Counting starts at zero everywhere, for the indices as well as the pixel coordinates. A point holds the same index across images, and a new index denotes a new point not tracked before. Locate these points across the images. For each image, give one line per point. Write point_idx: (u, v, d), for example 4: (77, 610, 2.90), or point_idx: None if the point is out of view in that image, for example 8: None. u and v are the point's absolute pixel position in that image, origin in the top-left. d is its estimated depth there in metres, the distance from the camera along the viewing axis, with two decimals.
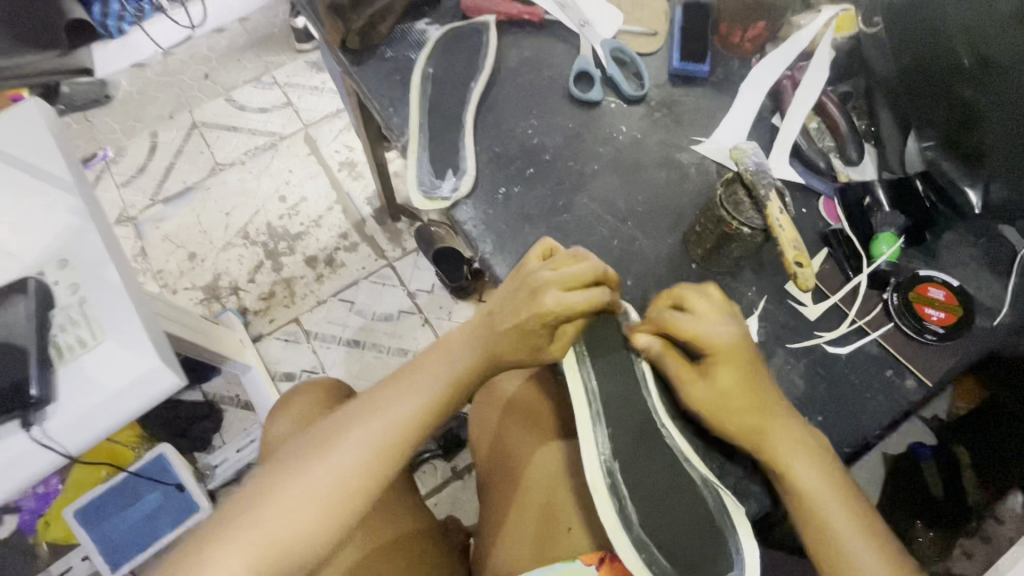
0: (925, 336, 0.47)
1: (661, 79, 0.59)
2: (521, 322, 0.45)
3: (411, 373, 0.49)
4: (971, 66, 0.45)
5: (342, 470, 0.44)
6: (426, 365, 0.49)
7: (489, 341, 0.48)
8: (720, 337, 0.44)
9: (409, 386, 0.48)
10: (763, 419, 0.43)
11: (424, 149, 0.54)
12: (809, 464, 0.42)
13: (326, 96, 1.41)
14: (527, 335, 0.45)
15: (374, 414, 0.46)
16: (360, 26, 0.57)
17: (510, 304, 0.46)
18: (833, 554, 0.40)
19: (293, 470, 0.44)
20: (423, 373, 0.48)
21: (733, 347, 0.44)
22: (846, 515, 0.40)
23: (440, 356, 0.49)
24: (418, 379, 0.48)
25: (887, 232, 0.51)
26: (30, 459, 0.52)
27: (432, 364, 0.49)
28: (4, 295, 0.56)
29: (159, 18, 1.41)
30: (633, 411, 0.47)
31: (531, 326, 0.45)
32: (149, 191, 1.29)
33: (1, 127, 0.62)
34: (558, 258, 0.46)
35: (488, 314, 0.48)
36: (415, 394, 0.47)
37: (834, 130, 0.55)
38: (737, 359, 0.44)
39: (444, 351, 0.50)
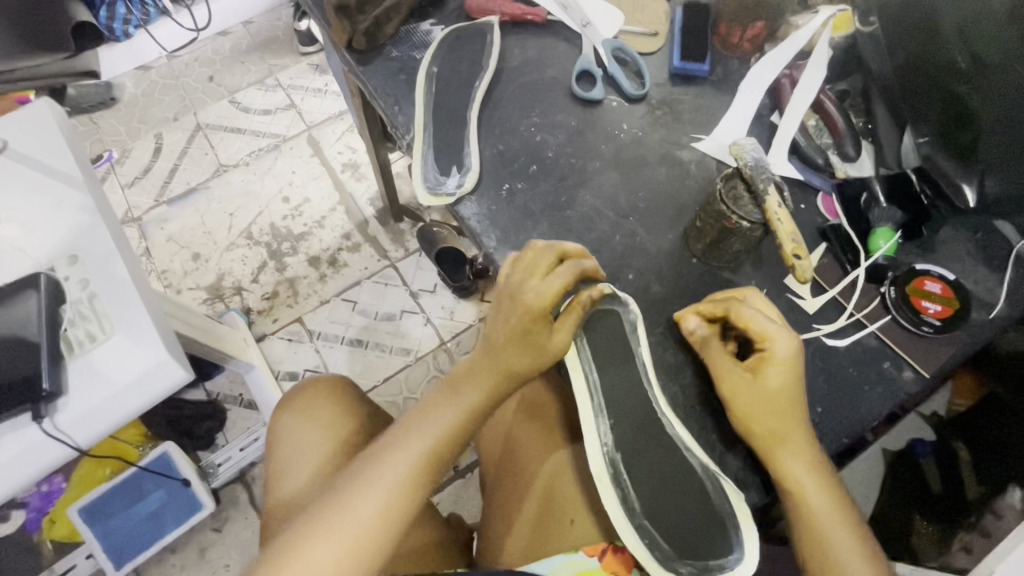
0: (922, 328, 0.48)
1: (662, 78, 0.60)
2: (514, 327, 0.47)
3: (417, 415, 0.50)
4: (966, 67, 0.47)
5: (363, 520, 0.45)
6: (433, 405, 0.50)
7: (495, 360, 0.49)
8: (777, 341, 0.44)
9: (416, 431, 0.48)
10: (789, 420, 0.43)
11: (429, 147, 0.55)
12: (807, 462, 0.43)
13: (329, 99, 1.42)
14: (521, 336, 0.47)
15: (387, 461, 0.47)
16: (367, 27, 0.58)
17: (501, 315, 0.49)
18: (824, 553, 0.42)
19: (315, 525, 0.45)
20: (431, 414, 0.49)
21: (789, 352, 0.44)
22: (830, 508, 0.43)
23: (444, 395, 0.50)
24: (426, 419, 0.49)
25: (885, 227, 0.52)
26: (41, 451, 0.53)
27: (438, 404, 0.50)
28: (13, 291, 0.56)
29: (164, 22, 1.44)
30: (635, 401, 0.47)
31: (521, 326, 0.47)
32: (154, 192, 1.30)
33: (12, 126, 0.63)
34: (530, 256, 0.48)
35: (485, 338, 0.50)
36: (425, 434, 0.48)
37: (831, 127, 0.56)
38: (791, 363, 0.44)
39: (447, 386, 0.51)
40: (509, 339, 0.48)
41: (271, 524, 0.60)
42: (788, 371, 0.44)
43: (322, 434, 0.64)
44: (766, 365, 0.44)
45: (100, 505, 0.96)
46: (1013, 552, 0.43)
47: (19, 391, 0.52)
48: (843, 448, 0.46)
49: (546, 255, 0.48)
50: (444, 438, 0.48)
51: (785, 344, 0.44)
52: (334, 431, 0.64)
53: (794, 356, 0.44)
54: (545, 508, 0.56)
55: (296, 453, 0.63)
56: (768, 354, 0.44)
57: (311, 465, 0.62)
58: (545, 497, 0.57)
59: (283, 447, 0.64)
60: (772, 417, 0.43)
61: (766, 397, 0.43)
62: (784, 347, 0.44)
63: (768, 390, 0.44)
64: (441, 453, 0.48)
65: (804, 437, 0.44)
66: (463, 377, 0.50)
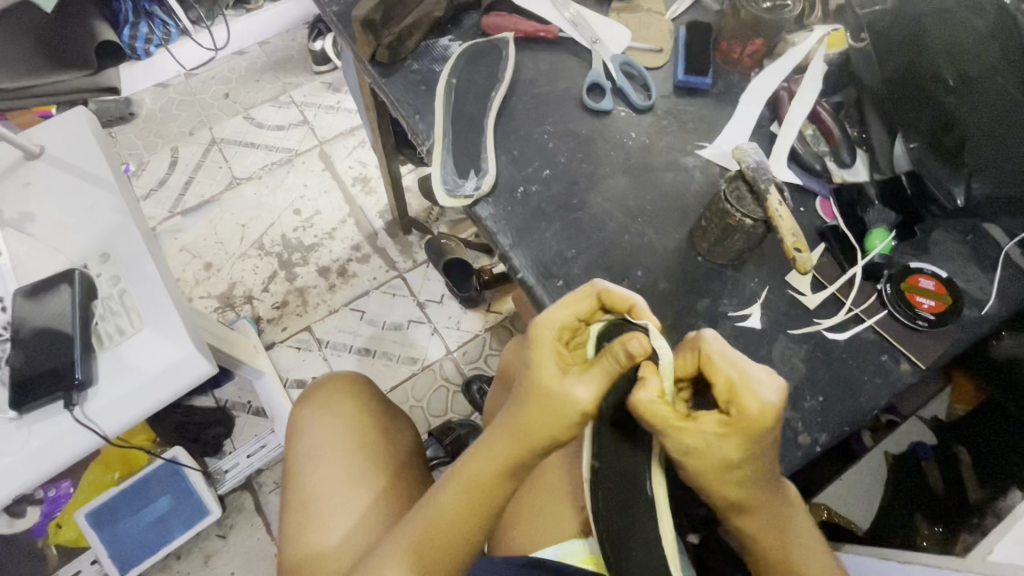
0: (917, 323, 0.50)
1: (667, 91, 0.63)
2: (545, 396, 0.44)
3: (439, 496, 0.50)
4: (955, 83, 0.50)
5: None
6: (468, 465, 0.50)
7: (519, 431, 0.46)
8: (751, 405, 0.39)
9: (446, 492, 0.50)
10: (741, 488, 0.42)
11: (447, 152, 0.58)
12: (753, 516, 0.44)
13: (341, 115, 1.47)
14: (549, 410, 0.44)
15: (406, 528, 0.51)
16: (390, 41, 0.62)
17: (530, 375, 0.44)
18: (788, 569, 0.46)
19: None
20: (462, 475, 0.50)
21: (757, 420, 0.39)
22: (775, 542, 0.46)
23: (460, 471, 0.50)
24: (440, 504, 0.50)
25: (880, 227, 0.55)
26: (73, 438, 0.55)
27: (454, 482, 0.50)
28: (49, 284, 0.59)
29: (184, 41, 1.49)
30: (624, 454, 0.46)
31: (552, 398, 0.43)
32: (169, 205, 1.34)
33: (49, 131, 0.67)
34: (574, 306, 0.45)
35: (511, 398, 0.47)
36: (442, 510, 0.50)
37: (828, 136, 0.59)
38: (755, 431, 0.39)
39: (466, 459, 0.50)
40: (537, 405, 0.44)
41: (289, 525, 0.62)
42: (747, 442, 0.40)
43: (343, 435, 0.65)
44: (731, 432, 0.40)
45: (108, 510, 0.95)
46: (1009, 535, 0.45)
47: (51, 379, 0.54)
48: (846, 436, 0.47)
49: (586, 299, 0.45)
50: (464, 519, 0.49)
51: (756, 403, 0.39)
52: (354, 429, 0.66)
53: (766, 423, 0.39)
54: (552, 497, 0.61)
55: (317, 453, 0.64)
56: (734, 416, 0.40)
57: (335, 471, 0.63)
58: (550, 487, 0.62)
59: (304, 440, 0.66)
60: (720, 483, 0.42)
61: (710, 465, 0.41)
62: (753, 416, 0.39)
63: (716, 458, 0.41)
64: (466, 528, 0.50)
65: (764, 495, 0.44)
66: (478, 450, 0.49)
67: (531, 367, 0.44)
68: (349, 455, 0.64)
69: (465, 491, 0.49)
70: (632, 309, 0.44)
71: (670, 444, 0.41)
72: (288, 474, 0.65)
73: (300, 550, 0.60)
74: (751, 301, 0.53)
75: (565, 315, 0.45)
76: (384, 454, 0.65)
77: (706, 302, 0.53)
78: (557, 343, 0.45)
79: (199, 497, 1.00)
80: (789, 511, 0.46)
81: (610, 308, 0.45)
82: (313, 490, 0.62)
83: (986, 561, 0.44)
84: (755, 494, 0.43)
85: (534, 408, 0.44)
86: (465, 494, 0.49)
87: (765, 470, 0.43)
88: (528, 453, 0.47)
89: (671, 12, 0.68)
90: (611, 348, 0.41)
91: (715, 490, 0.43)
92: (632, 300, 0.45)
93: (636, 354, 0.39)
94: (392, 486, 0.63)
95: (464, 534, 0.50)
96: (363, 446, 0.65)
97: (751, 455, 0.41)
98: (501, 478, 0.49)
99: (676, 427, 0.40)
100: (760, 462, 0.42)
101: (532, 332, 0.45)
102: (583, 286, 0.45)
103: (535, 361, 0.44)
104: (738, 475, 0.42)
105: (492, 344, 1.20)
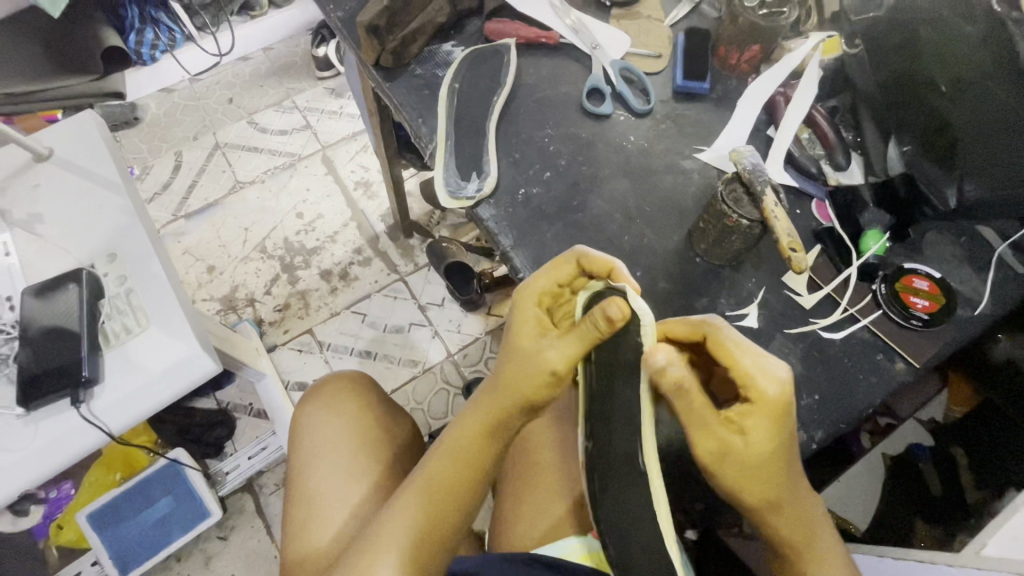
0: (911, 322, 0.51)
1: (666, 96, 0.65)
2: (523, 355, 0.47)
3: (428, 462, 0.51)
4: (947, 88, 0.50)
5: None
6: (455, 435, 0.51)
7: (501, 391, 0.48)
8: (771, 390, 0.41)
9: (438, 466, 0.50)
10: (773, 488, 0.42)
11: (450, 155, 0.59)
12: (780, 515, 0.44)
13: (344, 120, 1.49)
14: (526, 369, 0.46)
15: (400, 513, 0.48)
16: (394, 47, 0.63)
17: (513, 337, 0.48)
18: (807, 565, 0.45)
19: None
20: (451, 445, 0.50)
21: (779, 404, 0.41)
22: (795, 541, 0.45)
23: (449, 438, 0.51)
24: (430, 471, 0.50)
25: (875, 228, 0.56)
26: (80, 435, 0.56)
27: (444, 448, 0.51)
28: (56, 284, 0.59)
29: (190, 47, 1.51)
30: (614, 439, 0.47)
31: (529, 357, 0.46)
32: (172, 208, 1.35)
33: (58, 132, 0.68)
34: (556, 271, 0.47)
35: (496, 364, 0.50)
36: (434, 486, 0.49)
37: (823, 140, 0.61)
38: (780, 417, 0.41)
39: (452, 426, 0.52)
40: (515, 366, 0.47)
41: (292, 520, 0.63)
42: (778, 431, 0.41)
43: (345, 432, 0.66)
44: (754, 420, 0.41)
45: (109, 511, 0.95)
46: (1001, 530, 0.46)
47: (59, 377, 0.55)
48: (841, 433, 0.48)
49: (568, 265, 0.46)
50: (455, 487, 0.49)
51: (777, 390, 0.41)
52: (357, 426, 0.67)
53: (785, 406, 0.41)
54: (552, 495, 0.62)
55: (320, 447, 0.65)
56: (756, 404, 0.41)
57: (337, 465, 0.64)
58: (548, 484, 0.63)
59: (306, 439, 0.66)
60: (751, 480, 0.42)
61: (746, 462, 0.41)
62: (773, 399, 0.41)
63: (747, 453, 0.41)
64: (458, 499, 0.49)
65: (786, 492, 0.43)
66: (463, 415, 0.51)
67: (513, 330, 0.48)
68: (351, 454, 0.65)
69: (453, 455, 0.50)
70: (612, 271, 0.46)
71: (706, 443, 0.42)
72: (291, 476, 0.66)
73: (301, 548, 0.60)
74: (748, 301, 0.54)
75: (548, 281, 0.47)
76: (385, 453, 0.66)
77: (703, 301, 0.54)
78: (538, 307, 0.48)
79: (199, 498, 0.99)
80: (811, 506, 0.46)
81: (592, 273, 0.46)
82: (314, 488, 0.63)
83: (981, 556, 0.44)
84: (783, 490, 0.43)
85: (511, 367, 0.47)
86: (453, 461, 0.50)
87: (790, 463, 0.43)
88: (512, 418, 0.49)
89: (669, 19, 0.69)
90: (590, 313, 0.42)
91: (745, 489, 0.42)
92: (612, 264, 0.46)
93: (615, 317, 0.40)
94: (393, 485, 0.63)
95: (455, 504, 0.49)
96: (364, 442, 0.66)
97: (785, 449, 0.42)
98: (485, 441, 0.50)
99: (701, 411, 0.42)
100: (786, 454, 0.42)
101: (516, 298, 0.48)
102: (565, 251, 0.47)
103: (515, 324, 0.47)
104: (768, 472, 0.42)
105: (492, 347, 1.20)
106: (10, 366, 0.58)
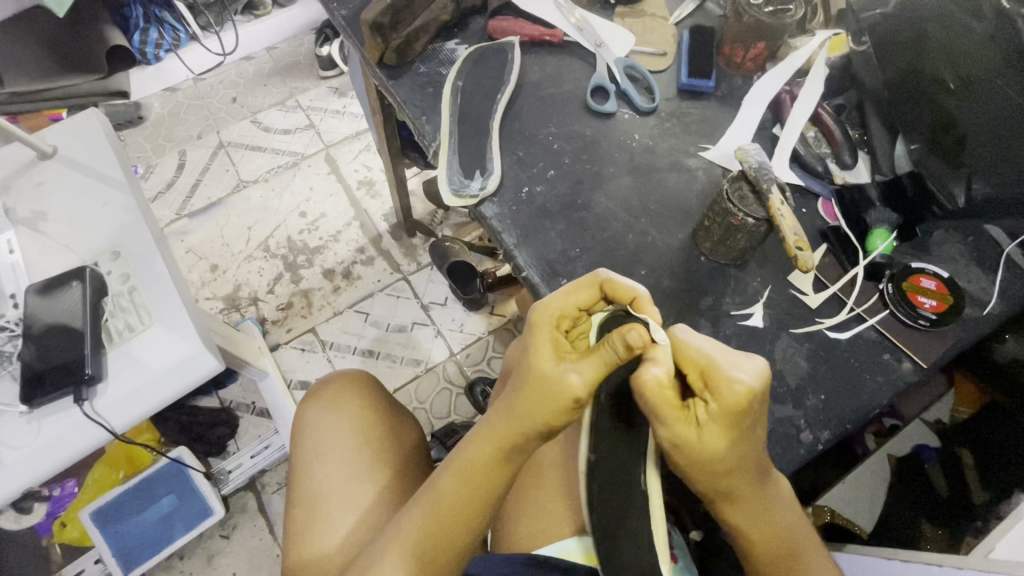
0: (919, 322, 0.51)
1: (671, 94, 0.64)
2: (539, 379, 0.44)
3: (439, 480, 0.49)
4: (955, 85, 0.50)
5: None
6: (466, 453, 0.49)
7: (514, 415, 0.46)
8: (732, 387, 0.39)
9: (444, 476, 0.49)
10: (728, 481, 0.42)
11: (454, 153, 0.59)
12: (743, 511, 0.45)
13: (347, 120, 1.49)
14: (544, 395, 0.44)
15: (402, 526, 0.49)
16: (398, 44, 0.63)
17: (528, 358, 0.46)
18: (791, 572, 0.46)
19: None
20: (462, 462, 0.49)
21: (739, 404, 0.39)
22: (778, 553, 0.46)
23: (459, 457, 0.50)
24: (440, 491, 0.49)
25: (882, 228, 0.55)
26: (82, 432, 0.56)
27: (455, 467, 0.49)
28: (61, 281, 0.59)
29: (193, 46, 1.51)
30: (625, 453, 0.46)
31: (546, 381, 0.44)
32: (175, 206, 1.35)
33: (62, 130, 0.68)
34: (577, 293, 0.46)
35: (509, 385, 0.48)
36: (442, 500, 0.49)
37: (829, 138, 0.60)
38: (737, 416, 0.39)
39: (463, 446, 0.50)
40: (532, 390, 0.45)
41: (295, 522, 0.63)
42: (730, 430, 0.40)
43: (347, 435, 0.66)
44: (716, 420, 0.40)
45: (112, 509, 0.95)
46: (1010, 534, 0.45)
47: (62, 374, 0.55)
48: (847, 434, 0.48)
49: (590, 287, 0.46)
50: (466, 505, 0.48)
51: (734, 390, 0.39)
52: (360, 427, 0.67)
53: (745, 408, 0.39)
54: (557, 497, 0.62)
55: (324, 448, 0.65)
56: (711, 404, 0.40)
57: (342, 468, 0.64)
58: (552, 487, 0.63)
59: (309, 440, 0.66)
60: (704, 474, 0.42)
61: (698, 456, 0.41)
62: (732, 399, 0.39)
63: (699, 450, 0.41)
64: (464, 514, 0.48)
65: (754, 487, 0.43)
66: (475, 437, 0.49)
67: (530, 350, 0.46)
68: (354, 455, 0.64)
69: (463, 475, 0.48)
70: (634, 301, 0.45)
71: (662, 432, 0.41)
72: (294, 476, 0.66)
73: (304, 550, 0.60)
74: (753, 301, 0.53)
75: (569, 302, 0.46)
76: (389, 456, 0.65)
77: (708, 300, 0.53)
78: (555, 327, 0.46)
79: (202, 497, 0.99)
80: (790, 513, 0.46)
81: (613, 297, 0.46)
82: (317, 490, 0.63)
83: (989, 559, 0.44)
84: (741, 489, 0.43)
85: (528, 391, 0.45)
86: (464, 481, 0.48)
87: (753, 462, 0.42)
88: (523, 440, 0.47)
89: (674, 17, 0.69)
90: (610, 338, 0.41)
91: (703, 480, 0.43)
92: (636, 293, 0.45)
93: (635, 345, 0.39)
94: (396, 487, 0.63)
95: (465, 524, 0.48)
96: (368, 444, 0.65)
97: (740, 449, 0.41)
98: (498, 464, 0.48)
99: (665, 409, 0.40)
100: (745, 454, 0.41)
101: (533, 318, 0.46)
102: (587, 275, 0.46)
103: (532, 344, 0.45)
104: (726, 470, 0.41)
105: (495, 346, 1.20)
106: (14, 363, 0.58)
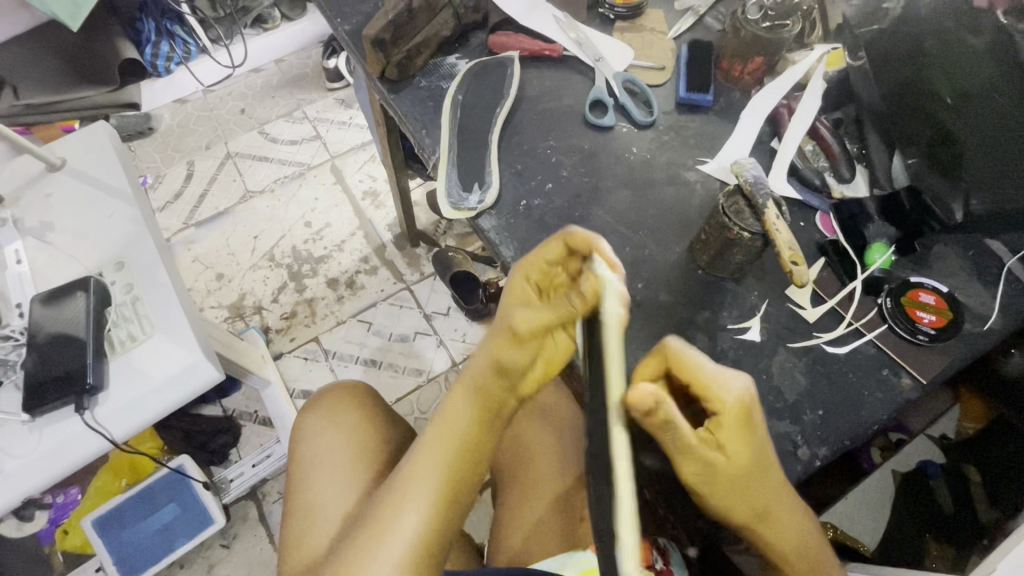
0: (917, 337, 0.51)
1: (669, 108, 0.65)
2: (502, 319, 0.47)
3: (421, 446, 0.49)
4: (952, 101, 0.51)
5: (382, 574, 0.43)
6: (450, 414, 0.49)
7: (478, 356, 0.49)
8: (727, 397, 0.40)
9: (434, 442, 0.48)
10: (755, 498, 0.42)
11: (453, 166, 0.59)
12: (777, 529, 0.44)
13: (353, 131, 1.50)
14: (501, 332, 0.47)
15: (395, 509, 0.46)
16: (399, 59, 0.64)
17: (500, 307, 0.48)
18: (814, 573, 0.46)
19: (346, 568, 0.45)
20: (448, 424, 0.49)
21: (742, 413, 0.40)
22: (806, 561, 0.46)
23: (442, 418, 0.49)
24: (425, 458, 0.48)
25: (879, 241, 0.55)
26: (81, 442, 0.56)
27: (438, 430, 0.49)
28: (66, 291, 0.60)
29: (204, 59, 1.54)
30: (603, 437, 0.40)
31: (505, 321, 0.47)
32: (183, 216, 1.37)
33: (72, 144, 0.69)
34: (547, 250, 0.45)
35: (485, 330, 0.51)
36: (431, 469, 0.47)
37: (827, 152, 0.60)
38: (746, 425, 0.40)
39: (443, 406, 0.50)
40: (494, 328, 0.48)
41: (292, 533, 0.62)
42: (749, 443, 0.40)
43: (347, 437, 0.67)
44: (726, 434, 0.40)
45: (114, 516, 0.96)
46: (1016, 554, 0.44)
47: (64, 383, 0.55)
48: (846, 450, 0.47)
49: (554, 243, 0.45)
50: (456, 469, 0.48)
51: (735, 399, 0.40)
52: (356, 433, 0.67)
53: (749, 415, 0.40)
54: (554, 510, 0.63)
55: (322, 458, 0.65)
56: (721, 418, 0.40)
57: (342, 474, 0.64)
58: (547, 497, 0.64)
59: (306, 450, 0.67)
60: (730, 498, 0.42)
61: (729, 477, 0.41)
62: (735, 408, 0.40)
63: (727, 468, 0.41)
64: (455, 481, 0.48)
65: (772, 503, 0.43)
66: (454, 396, 0.50)
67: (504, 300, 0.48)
68: (350, 463, 0.64)
69: (447, 438, 0.48)
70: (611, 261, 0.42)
71: (689, 468, 0.41)
72: (292, 486, 0.66)
73: (301, 559, 0.60)
74: (751, 315, 0.53)
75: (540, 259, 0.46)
76: (386, 464, 0.65)
77: (705, 313, 0.53)
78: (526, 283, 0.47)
79: (203, 506, 0.99)
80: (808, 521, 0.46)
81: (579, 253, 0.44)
82: (315, 498, 0.63)
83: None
84: (770, 505, 0.43)
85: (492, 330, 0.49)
86: (451, 443, 0.48)
87: (772, 480, 0.42)
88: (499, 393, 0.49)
89: (674, 32, 0.70)
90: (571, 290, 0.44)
91: (731, 505, 0.43)
92: (595, 244, 0.42)
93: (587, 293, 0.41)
94: None
95: (450, 496, 0.47)
96: (365, 452, 0.66)
97: (761, 459, 0.41)
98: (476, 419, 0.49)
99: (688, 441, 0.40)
100: (764, 469, 0.42)
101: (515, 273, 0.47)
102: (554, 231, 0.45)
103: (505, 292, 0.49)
104: (749, 484, 0.41)
105: None
106: (18, 372, 0.59)
